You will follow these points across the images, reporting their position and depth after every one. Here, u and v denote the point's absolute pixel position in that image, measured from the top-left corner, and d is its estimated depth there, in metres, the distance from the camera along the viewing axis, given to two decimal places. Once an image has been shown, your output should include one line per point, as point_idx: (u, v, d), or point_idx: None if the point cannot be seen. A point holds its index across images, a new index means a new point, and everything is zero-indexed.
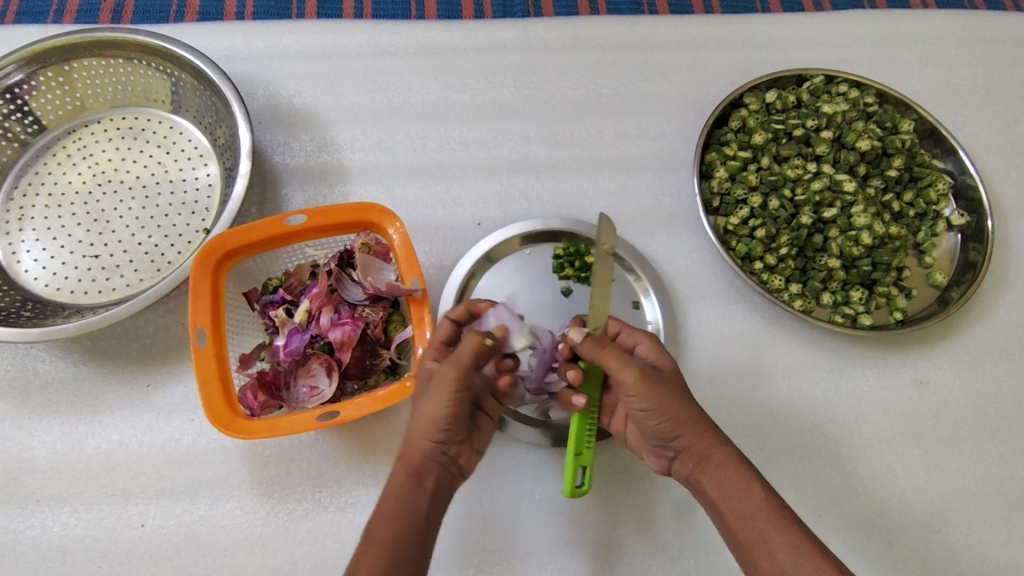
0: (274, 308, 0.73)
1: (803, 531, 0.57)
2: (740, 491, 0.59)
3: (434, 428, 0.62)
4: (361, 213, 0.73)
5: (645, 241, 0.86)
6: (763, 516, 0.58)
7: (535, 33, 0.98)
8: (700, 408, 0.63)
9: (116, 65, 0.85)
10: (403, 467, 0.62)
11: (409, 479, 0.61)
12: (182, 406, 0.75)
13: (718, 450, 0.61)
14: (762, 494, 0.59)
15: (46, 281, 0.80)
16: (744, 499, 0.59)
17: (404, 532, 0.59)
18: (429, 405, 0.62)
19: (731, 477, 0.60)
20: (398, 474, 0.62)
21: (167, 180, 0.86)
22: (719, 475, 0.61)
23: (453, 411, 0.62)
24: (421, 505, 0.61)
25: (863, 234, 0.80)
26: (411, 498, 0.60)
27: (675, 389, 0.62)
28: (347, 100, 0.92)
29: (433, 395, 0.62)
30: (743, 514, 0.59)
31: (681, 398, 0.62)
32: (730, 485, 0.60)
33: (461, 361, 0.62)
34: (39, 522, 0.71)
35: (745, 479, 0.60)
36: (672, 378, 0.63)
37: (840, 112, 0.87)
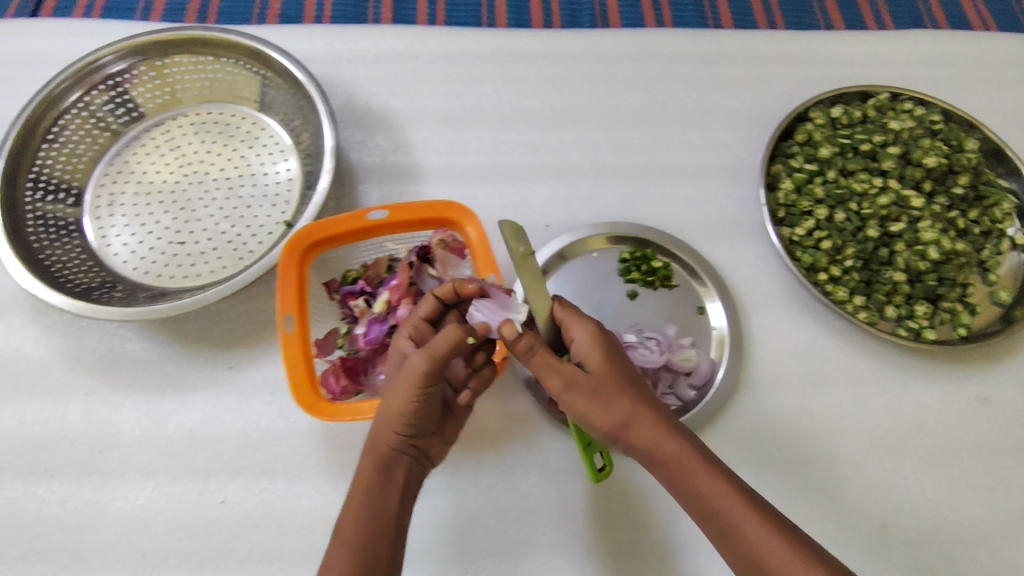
0: (354, 298, 0.76)
1: (765, 516, 0.56)
2: (697, 485, 0.58)
3: (401, 423, 0.63)
4: (441, 210, 0.76)
5: (710, 248, 0.88)
6: (724, 508, 0.57)
7: (603, 43, 1.00)
8: (642, 398, 0.62)
9: (206, 62, 0.90)
10: (370, 462, 0.64)
11: (376, 476, 0.63)
12: (262, 389, 0.78)
13: (668, 444, 0.60)
14: (720, 485, 0.58)
15: (134, 264, 0.84)
16: (703, 494, 0.58)
17: (373, 529, 0.60)
18: (396, 400, 0.62)
19: (685, 472, 0.59)
20: (364, 468, 0.64)
21: (249, 173, 0.89)
22: (673, 472, 0.59)
23: (418, 406, 0.62)
24: (389, 500, 0.63)
25: (931, 249, 0.81)
26: (379, 494, 0.62)
27: (608, 386, 0.61)
28: (421, 103, 0.95)
29: (401, 390, 0.62)
30: (705, 509, 0.58)
31: (617, 393, 0.61)
32: (687, 481, 0.59)
33: (435, 356, 0.61)
34: (124, 494, 0.74)
35: (698, 472, 0.58)
36: (603, 373, 0.61)
37: (907, 128, 0.89)
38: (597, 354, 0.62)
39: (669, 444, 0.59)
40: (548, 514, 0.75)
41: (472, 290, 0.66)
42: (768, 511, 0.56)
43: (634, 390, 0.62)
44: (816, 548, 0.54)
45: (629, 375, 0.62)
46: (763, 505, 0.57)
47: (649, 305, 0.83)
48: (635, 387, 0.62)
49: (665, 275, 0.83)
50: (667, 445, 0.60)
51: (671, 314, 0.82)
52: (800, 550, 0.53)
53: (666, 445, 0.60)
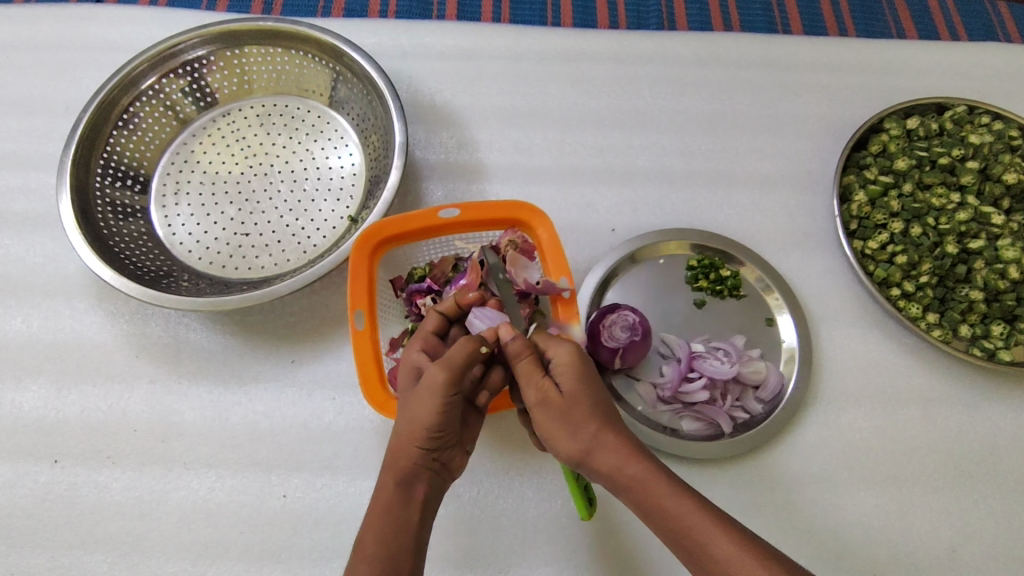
0: (421, 296, 0.76)
1: (737, 536, 0.53)
2: (666, 507, 0.56)
3: (421, 435, 0.60)
4: (512, 211, 0.75)
5: (779, 258, 0.86)
6: (695, 530, 0.54)
7: (671, 46, 0.99)
8: (609, 420, 0.60)
9: (276, 54, 0.89)
10: (391, 477, 0.61)
11: (396, 491, 0.60)
12: (324, 384, 0.77)
13: (632, 466, 0.57)
14: (689, 506, 0.55)
15: (199, 254, 0.84)
16: (673, 516, 0.55)
17: (394, 545, 0.57)
18: (417, 412, 0.61)
19: (651, 495, 0.56)
20: (383, 485, 0.61)
21: (313, 167, 0.89)
22: (641, 495, 0.57)
23: (441, 418, 0.61)
24: (411, 516, 0.59)
25: (1011, 268, 0.79)
26: (400, 509, 0.59)
27: (575, 405, 0.59)
28: (486, 101, 0.94)
29: (422, 401, 0.61)
30: (675, 534, 0.55)
31: (587, 411, 0.59)
32: (655, 505, 0.56)
33: (452, 365, 0.61)
34: (186, 484, 0.74)
35: (666, 495, 0.56)
36: (571, 392, 0.60)
37: (987, 142, 0.86)
38: (568, 371, 0.61)
39: (633, 467, 0.57)
40: (609, 524, 0.73)
41: (474, 298, 0.70)
42: (738, 530, 0.54)
43: (602, 412, 0.60)
44: (788, 563, 0.52)
45: (597, 395, 0.61)
46: (734, 526, 0.54)
47: (716, 314, 0.81)
48: (602, 408, 0.60)
49: (733, 285, 0.81)
50: (632, 468, 0.57)
51: (739, 324, 0.81)
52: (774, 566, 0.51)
53: (630, 468, 0.57)
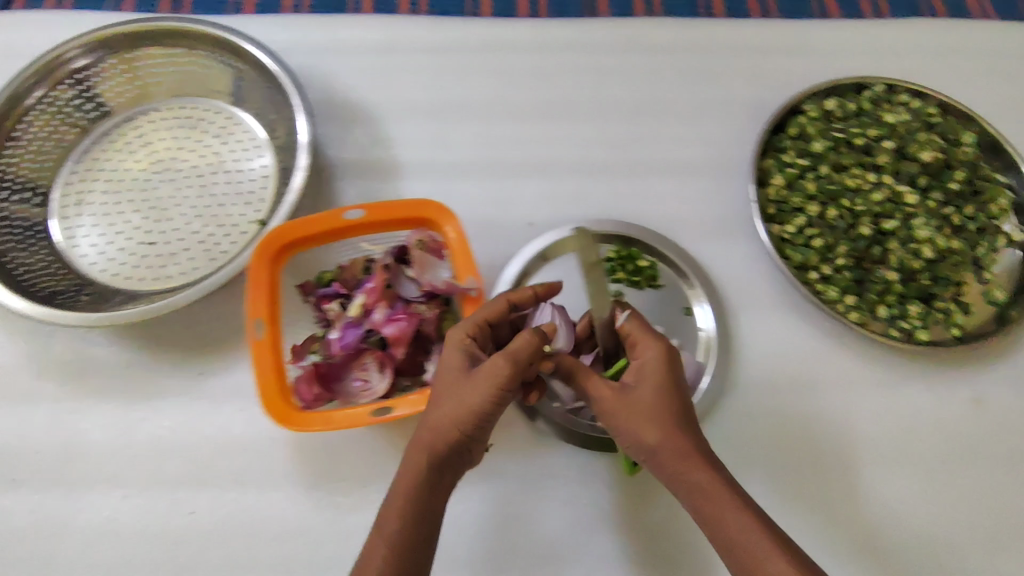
0: (329, 301, 0.73)
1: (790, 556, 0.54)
2: (721, 518, 0.56)
3: (466, 422, 0.59)
4: (418, 209, 0.73)
5: (697, 247, 0.85)
6: (748, 545, 0.55)
7: (592, 33, 0.96)
8: (684, 423, 0.60)
9: (177, 55, 0.87)
10: (424, 453, 0.59)
11: (426, 472, 0.59)
12: (233, 395, 0.76)
13: (696, 474, 0.58)
14: (747, 520, 0.56)
15: (103, 266, 0.81)
16: (728, 526, 0.56)
17: (417, 529, 0.58)
18: (467, 399, 0.58)
19: (709, 504, 0.57)
20: (415, 458, 0.60)
21: (223, 170, 0.86)
22: (700, 503, 0.58)
23: (490, 412, 0.59)
24: (435, 499, 0.59)
25: (925, 248, 0.79)
26: (426, 491, 0.59)
27: (651, 407, 0.60)
28: (402, 96, 0.91)
29: (476, 391, 0.58)
30: (726, 544, 0.56)
31: (653, 417, 0.59)
32: (712, 515, 0.57)
33: (519, 362, 0.59)
34: (92, 504, 0.72)
35: (724, 504, 0.56)
36: (643, 396, 0.61)
37: (903, 122, 0.86)
38: (647, 375, 0.62)
39: (698, 474, 0.58)
40: (527, 523, 0.73)
41: (527, 298, 0.68)
42: (795, 553, 0.54)
43: (676, 416, 0.60)
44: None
45: (671, 398, 0.61)
46: (790, 545, 0.55)
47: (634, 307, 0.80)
48: (678, 411, 0.60)
49: (649, 276, 0.81)
50: (696, 475, 0.58)
51: (657, 316, 0.80)
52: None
53: (693, 475, 0.58)
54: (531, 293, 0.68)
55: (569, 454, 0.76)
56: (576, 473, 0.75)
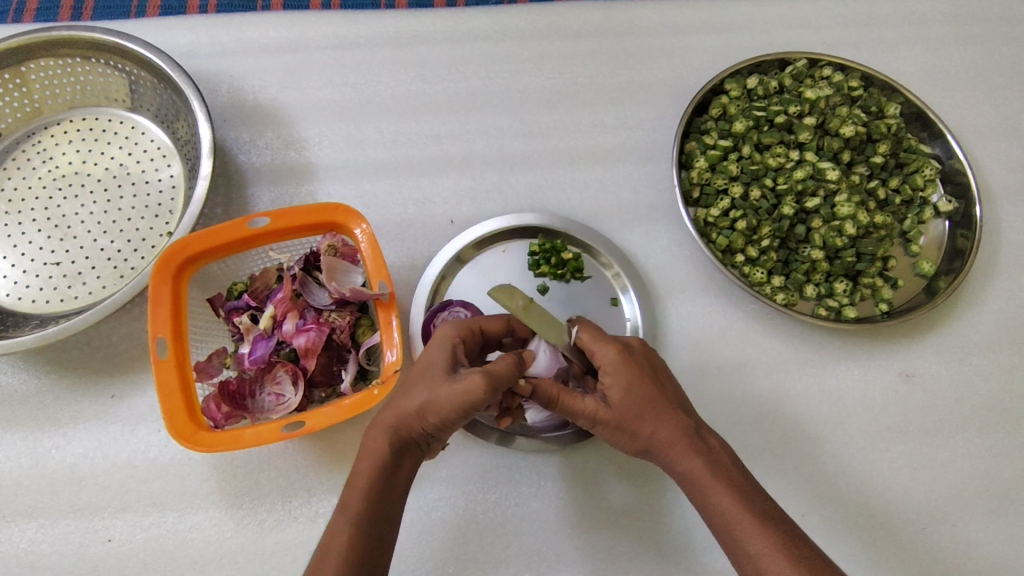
0: (239, 314, 0.70)
1: (777, 533, 0.54)
2: (713, 503, 0.57)
3: (433, 417, 0.55)
4: (326, 213, 0.69)
5: (622, 236, 0.84)
6: (738, 527, 0.55)
7: (510, 21, 0.94)
8: (668, 412, 0.60)
9: (74, 64, 0.83)
10: (387, 437, 0.55)
11: (389, 457, 0.55)
12: (148, 416, 0.73)
13: (685, 461, 0.59)
14: (733, 501, 0.56)
15: (7, 290, 0.77)
16: (720, 511, 0.56)
17: (373, 519, 0.53)
18: (441, 395, 0.54)
19: (701, 489, 0.58)
20: (377, 442, 0.55)
21: (130, 182, 0.83)
22: (694, 489, 0.58)
23: (459, 417, 0.55)
24: (393, 490, 0.55)
25: (847, 225, 0.78)
26: (386, 480, 0.54)
27: (633, 406, 0.59)
28: (315, 95, 0.89)
29: (450, 390, 0.54)
30: (719, 527, 0.56)
31: (642, 413, 0.60)
32: (705, 499, 0.57)
33: (499, 381, 0.55)
34: (5, 538, 0.69)
35: (712, 488, 0.57)
36: (621, 396, 0.60)
37: (824, 97, 0.84)
38: (620, 373, 0.60)
39: (687, 462, 0.59)
40: (456, 529, 0.71)
41: (498, 326, 0.65)
42: (787, 533, 0.54)
43: (657, 406, 0.60)
44: (821, 562, 0.52)
45: (650, 388, 0.60)
46: (778, 519, 0.55)
47: (560, 300, 0.78)
48: (660, 401, 0.60)
49: (575, 267, 0.78)
50: (686, 464, 0.59)
51: (583, 307, 0.78)
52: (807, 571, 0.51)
53: (683, 464, 0.59)
54: (503, 323, 0.65)
55: (499, 455, 0.74)
56: (508, 475, 0.73)
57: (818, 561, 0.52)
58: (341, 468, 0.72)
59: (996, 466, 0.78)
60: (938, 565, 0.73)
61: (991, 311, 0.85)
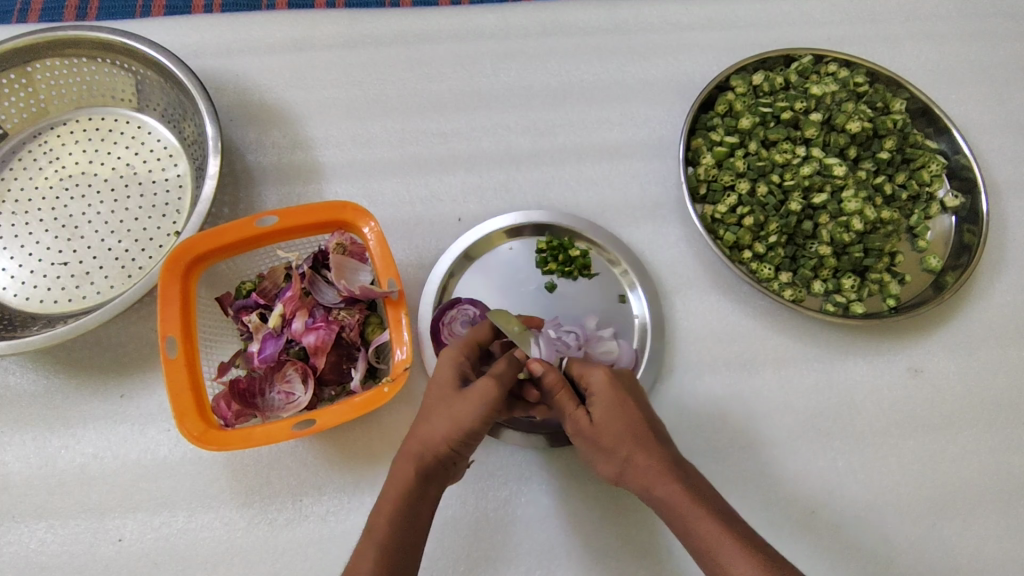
0: (248, 313, 0.70)
1: (757, 557, 0.52)
2: (691, 529, 0.55)
3: (455, 433, 0.56)
4: (334, 212, 0.69)
5: (630, 233, 0.84)
6: (719, 552, 0.53)
7: (515, 19, 0.94)
8: (647, 437, 0.59)
9: (79, 64, 0.82)
10: (412, 461, 0.56)
11: (418, 479, 0.55)
12: (158, 416, 0.73)
13: (661, 487, 0.57)
14: (713, 526, 0.54)
15: (15, 290, 0.77)
16: (699, 536, 0.55)
17: (409, 540, 0.54)
18: (458, 409, 0.56)
19: (679, 515, 0.56)
20: (402, 468, 0.56)
21: (137, 182, 0.83)
22: (672, 515, 0.57)
23: (479, 427, 0.57)
24: (424, 510, 0.56)
25: (855, 221, 0.77)
26: (417, 501, 0.55)
27: (613, 428, 0.59)
28: (321, 94, 0.89)
29: (466, 404, 0.56)
30: (699, 552, 0.55)
31: (623, 435, 0.59)
32: (684, 526, 0.56)
33: (503, 383, 0.58)
34: (16, 538, 0.69)
35: (692, 514, 0.55)
36: (604, 416, 0.59)
37: (830, 92, 0.82)
38: (604, 394, 0.60)
39: (663, 487, 0.57)
40: (466, 526, 0.71)
41: (487, 332, 0.66)
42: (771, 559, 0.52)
43: (637, 431, 0.59)
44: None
45: (632, 413, 0.60)
46: (757, 545, 0.53)
47: (569, 298, 0.78)
48: (640, 427, 0.59)
49: (583, 264, 0.78)
50: (662, 489, 0.57)
51: (592, 304, 0.78)
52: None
53: (659, 490, 0.57)
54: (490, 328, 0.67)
55: (508, 453, 0.74)
56: (517, 472, 0.73)
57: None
58: (351, 466, 0.72)
59: (1004, 461, 0.78)
60: (948, 560, 0.73)
61: (999, 306, 0.85)
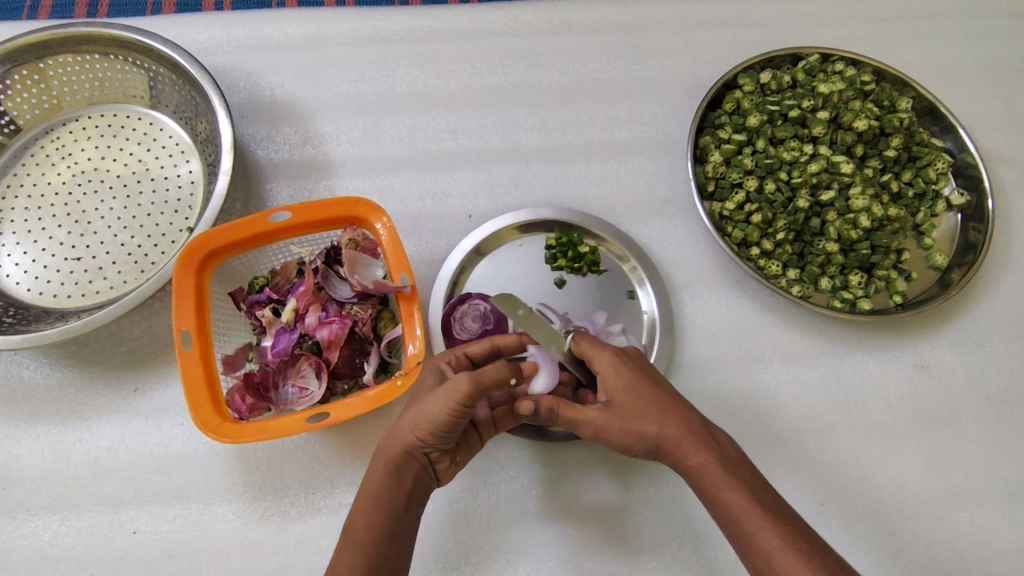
0: (261, 308, 0.71)
1: (786, 528, 0.54)
2: (721, 498, 0.56)
3: (424, 430, 0.56)
4: (346, 207, 0.69)
5: (639, 230, 0.85)
6: (746, 522, 0.55)
7: (523, 16, 0.94)
8: (673, 409, 0.60)
9: (92, 61, 0.83)
10: (382, 459, 0.57)
11: (386, 476, 0.56)
12: (171, 409, 0.74)
13: (694, 456, 0.58)
14: (741, 496, 0.56)
15: (29, 285, 0.78)
16: (729, 508, 0.56)
17: (377, 534, 0.55)
18: (429, 407, 0.56)
19: (711, 486, 0.57)
20: (376, 466, 0.57)
21: (149, 178, 0.83)
22: (703, 486, 0.58)
23: (449, 423, 0.56)
24: (397, 508, 0.56)
25: (862, 217, 0.77)
26: (387, 497, 0.56)
27: (631, 407, 0.59)
28: (331, 92, 0.89)
29: (433, 401, 0.56)
30: (726, 521, 0.56)
31: (654, 412, 0.59)
32: (714, 496, 0.57)
33: (483, 385, 0.55)
34: (30, 531, 0.70)
35: (723, 485, 0.56)
36: (622, 396, 0.60)
37: (837, 91, 0.83)
38: (619, 373, 0.60)
39: (696, 457, 0.58)
40: (477, 519, 0.71)
41: (514, 343, 0.64)
42: (800, 534, 0.54)
43: (662, 404, 0.60)
44: (836, 563, 0.52)
45: (653, 389, 0.60)
46: (785, 515, 0.55)
47: (577, 293, 0.78)
48: (664, 402, 0.60)
49: (592, 260, 0.78)
50: (695, 459, 0.58)
51: (601, 301, 0.78)
52: (818, 564, 0.51)
53: (692, 459, 0.58)
54: (518, 339, 0.64)
55: (519, 446, 0.74)
56: (528, 464, 0.74)
57: (829, 555, 0.53)
58: (364, 460, 0.72)
59: (1010, 455, 0.78)
60: (953, 552, 0.74)
61: (1004, 302, 0.86)
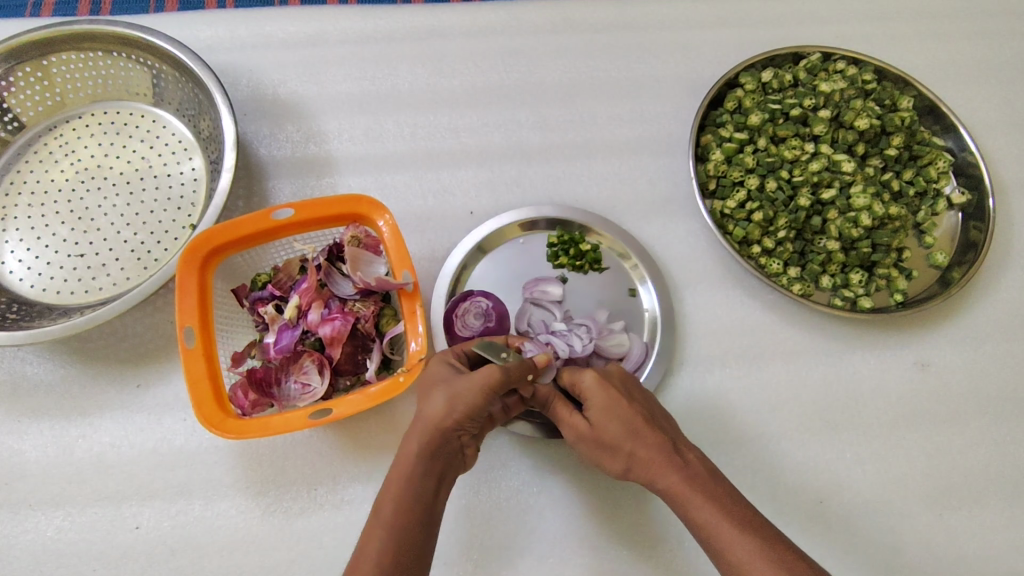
0: (263, 305, 0.71)
1: (760, 541, 0.53)
2: (693, 517, 0.56)
3: (458, 411, 0.57)
4: (348, 205, 0.69)
5: (640, 229, 0.85)
6: (716, 537, 0.54)
7: (525, 15, 0.95)
8: (643, 427, 0.60)
9: (95, 59, 0.83)
10: (415, 438, 0.57)
11: (421, 456, 0.56)
12: (174, 405, 0.74)
13: (664, 478, 0.58)
14: (710, 512, 0.55)
15: (32, 281, 0.78)
16: (700, 526, 0.55)
17: (411, 513, 0.54)
18: (461, 388, 0.57)
19: (682, 504, 0.57)
20: (407, 448, 0.57)
21: (152, 175, 0.83)
22: (678, 505, 0.57)
23: (479, 406, 0.57)
24: (428, 490, 0.56)
25: (863, 216, 0.78)
26: (421, 477, 0.56)
27: (612, 422, 0.60)
28: (333, 90, 0.89)
29: (467, 385, 0.57)
30: (701, 538, 0.56)
31: (631, 429, 0.59)
32: (686, 514, 0.56)
33: (510, 374, 0.58)
34: (33, 526, 0.70)
35: (693, 502, 0.56)
36: (598, 418, 0.61)
37: (839, 90, 0.83)
38: (594, 396, 0.61)
39: (665, 478, 0.58)
40: (480, 516, 0.72)
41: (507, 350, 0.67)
42: (777, 543, 0.53)
43: (634, 422, 0.60)
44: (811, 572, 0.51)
45: (625, 408, 0.60)
46: (757, 527, 0.54)
47: (578, 289, 0.78)
48: (636, 420, 0.60)
49: (593, 259, 0.78)
50: (666, 481, 0.58)
51: (601, 298, 0.78)
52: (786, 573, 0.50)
53: (662, 482, 0.58)
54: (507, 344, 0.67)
55: (520, 443, 0.74)
56: (529, 462, 0.74)
57: (798, 561, 0.51)
58: (366, 456, 0.73)
59: (1009, 454, 0.79)
60: (953, 550, 0.74)
61: (1004, 302, 0.86)
